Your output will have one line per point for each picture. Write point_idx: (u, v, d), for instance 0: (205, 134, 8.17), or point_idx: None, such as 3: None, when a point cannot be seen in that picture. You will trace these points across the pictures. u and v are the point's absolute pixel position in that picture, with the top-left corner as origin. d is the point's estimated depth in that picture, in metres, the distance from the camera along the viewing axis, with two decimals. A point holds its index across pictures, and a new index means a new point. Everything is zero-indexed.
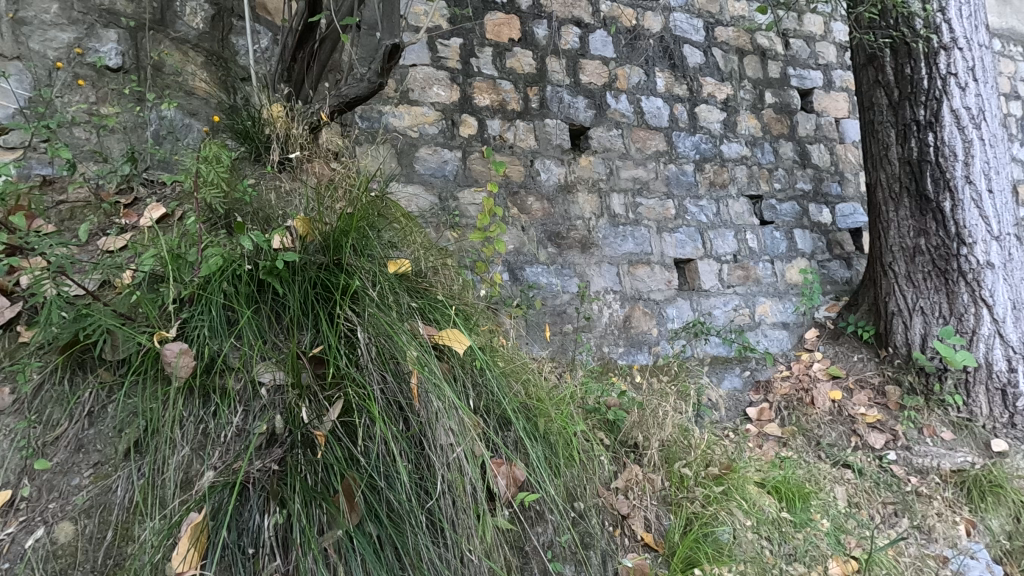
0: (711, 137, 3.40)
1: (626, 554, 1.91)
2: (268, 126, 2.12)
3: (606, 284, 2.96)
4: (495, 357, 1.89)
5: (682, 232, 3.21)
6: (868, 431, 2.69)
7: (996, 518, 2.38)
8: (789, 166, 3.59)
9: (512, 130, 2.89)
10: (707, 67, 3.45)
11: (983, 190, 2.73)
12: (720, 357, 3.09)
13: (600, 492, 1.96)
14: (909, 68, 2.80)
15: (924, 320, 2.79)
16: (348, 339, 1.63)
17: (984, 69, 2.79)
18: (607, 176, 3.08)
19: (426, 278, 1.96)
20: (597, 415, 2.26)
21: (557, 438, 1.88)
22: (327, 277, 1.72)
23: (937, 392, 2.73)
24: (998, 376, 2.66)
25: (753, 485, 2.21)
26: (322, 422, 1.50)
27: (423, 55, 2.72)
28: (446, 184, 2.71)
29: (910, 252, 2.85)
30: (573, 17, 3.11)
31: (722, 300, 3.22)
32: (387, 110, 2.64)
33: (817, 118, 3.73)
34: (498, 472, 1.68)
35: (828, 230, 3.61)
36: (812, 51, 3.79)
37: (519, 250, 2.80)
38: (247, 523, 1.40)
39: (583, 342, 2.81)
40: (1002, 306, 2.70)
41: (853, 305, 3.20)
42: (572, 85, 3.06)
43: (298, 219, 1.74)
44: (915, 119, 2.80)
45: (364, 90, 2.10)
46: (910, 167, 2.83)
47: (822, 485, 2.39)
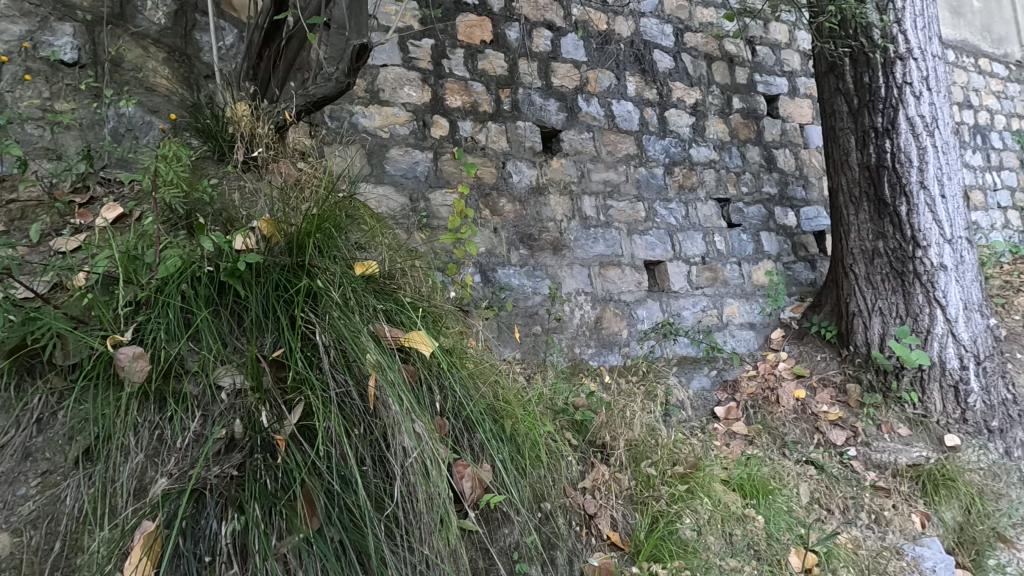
0: (680, 140, 3.46)
1: (592, 554, 1.93)
2: (231, 125, 2.08)
3: (577, 286, 2.98)
4: (462, 359, 1.89)
5: (652, 234, 3.25)
6: (829, 428, 2.78)
7: (948, 511, 2.46)
8: (755, 170, 3.67)
9: (484, 131, 2.89)
10: (677, 72, 3.51)
11: (936, 195, 2.83)
12: (688, 357, 3.14)
13: (566, 492, 1.98)
14: (867, 77, 2.91)
15: (882, 320, 2.89)
16: (311, 342, 1.61)
17: (937, 79, 2.90)
18: (578, 178, 3.10)
19: (395, 280, 1.94)
20: (566, 415, 2.28)
21: (524, 440, 1.88)
22: (290, 278, 1.69)
23: (894, 390, 2.82)
24: (950, 373, 2.76)
25: (718, 483, 2.24)
26: (282, 427, 1.48)
27: (394, 55, 2.71)
28: (417, 185, 2.70)
29: (869, 255, 2.95)
30: (545, 20, 3.13)
31: (691, 300, 3.28)
32: (357, 110, 2.61)
33: (783, 124, 3.83)
34: (463, 475, 1.67)
35: (793, 232, 3.70)
36: (778, 58, 3.89)
37: (490, 252, 2.80)
38: (203, 530, 1.38)
39: (554, 343, 2.83)
40: (955, 307, 2.80)
41: (817, 306, 3.29)
42: (543, 88, 3.07)
43: (262, 219, 1.72)
44: (873, 126, 2.90)
45: (332, 89, 2.09)
46: (869, 172, 2.93)
47: (785, 482, 2.45)
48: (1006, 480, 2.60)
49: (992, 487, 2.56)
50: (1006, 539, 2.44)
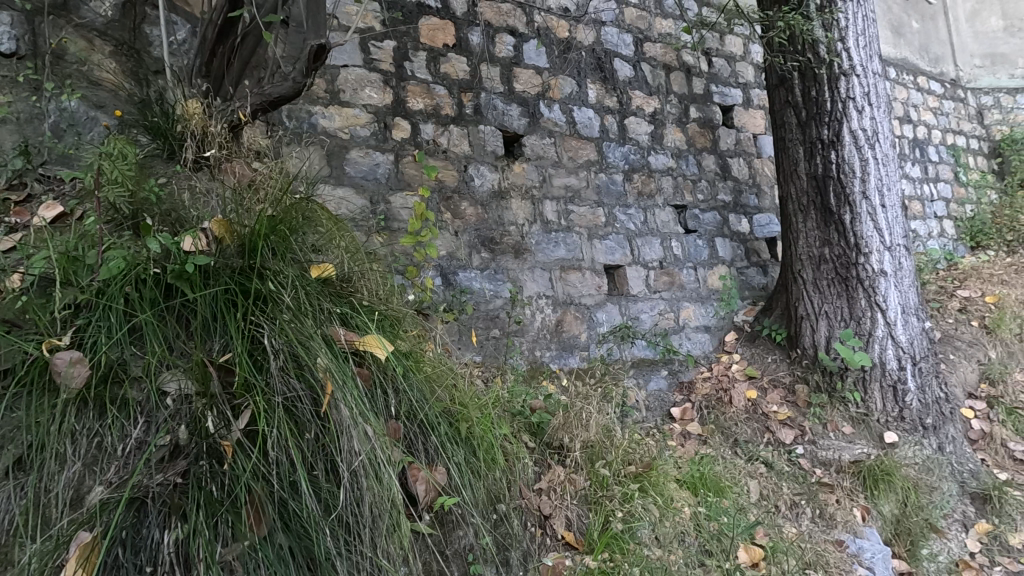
0: (639, 148, 3.54)
1: (546, 554, 1.97)
2: (181, 123, 2.01)
3: (538, 289, 3.02)
4: (420, 363, 1.89)
5: (611, 239, 3.32)
6: (779, 427, 2.89)
7: (887, 504, 2.59)
8: (711, 177, 3.79)
9: (446, 134, 2.89)
10: (637, 81, 3.60)
11: (877, 205, 2.98)
12: (646, 359, 3.22)
13: (522, 494, 2.00)
14: (814, 91, 3.05)
15: (828, 323, 3.03)
16: (261, 346, 1.58)
17: (879, 95, 3.05)
18: (540, 183, 3.14)
19: (352, 283, 1.92)
20: (522, 418, 2.30)
21: (480, 442, 1.89)
22: (241, 281, 1.65)
23: (838, 390, 2.95)
24: (890, 374, 2.90)
25: (671, 483, 2.30)
26: (230, 432, 1.45)
27: (355, 56, 2.69)
28: (378, 187, 2.67)
29: (816, 260, 3.09)
30: (507, 26, 3.16)
31: (649, 304, 3.37)
32: (316, 111, 2.57)
33: (737, 133, 3.97)
34: (416, 479, 1.68)
35: (746, 238, 3.84)
36: (733, 69, 4.04)
37: (451, 255, 2.79)
38: (144, 540, 1.34)
39: (514, 347, 2.85)
40: (894, 310, 2.95)
41: (768, 310, 3.43)
42: (505, 93, 3.10)
43: (215, 219, 1.67)
44: (820, 138, 3.05)
45: (289, 90, 2.07)
46: (816, 182, 3.08)
47: (736, 480, 2.53)
48: (939, 473, 2.75)
49: (926, 481, 2.70)
50: (938, 530, 2.58)
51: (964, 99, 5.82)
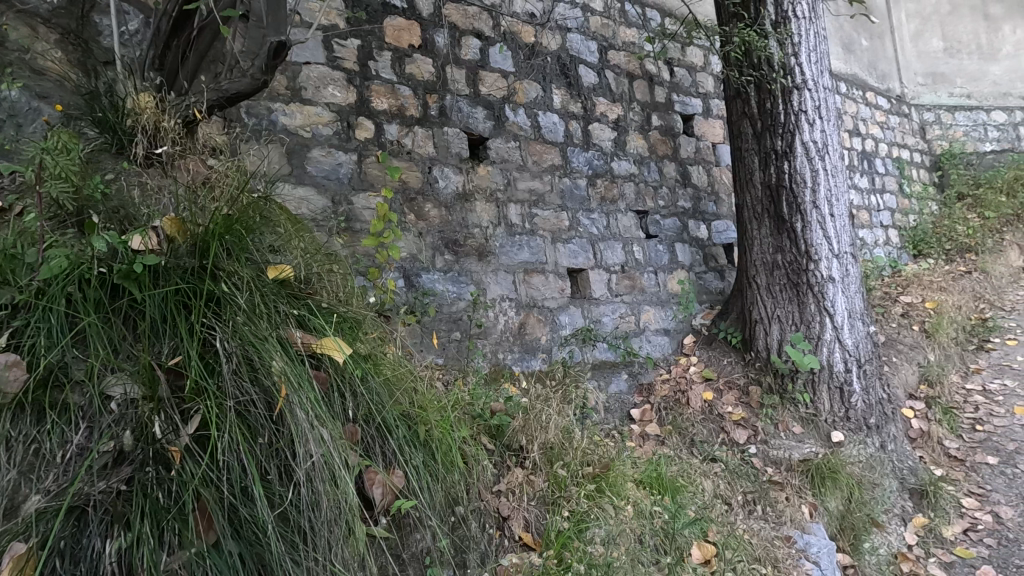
0: (602, 153, 3.60)
1: (504, 555, 1.99)
2: (132, 117, 1.93)
3: (501, 292, 3.03)
4: (379, 365, 1.88)
5: (574, 242, 3.36)
6: (733, 427, 2.99)
7: (833, 501, 2.71)
8: (671, 184, 3.89)
9: (410, 135, 2.88)
10: (601, 88, 3.67)
11: (827, 214, 3.11)
12: (607, 361, 3.28)
13: (481, 496, 2.02)
14: (769, 103, 3.17)
15: (780, 326, 3.15)
16: (213, 349, 1.54)
17: (829, 109, 3.19)
18: (504, 186, 3.15)
19: (311, 285, 1.89)
20: (482, 421, 2.31)
21: (439, 445, 1.89)
22: (193, 281, 1.60)
23: (789, 391, 3.06)
24: (837, 375, 3.02)
25: (628, 483, 2.35)
26: (178, 437, 1.41)
27: (318, 54, 2.65)
28: (340, 187, 2.64)
29: (770, 266, 3.21)
30: (474, 29, 3.17)
31: (610, 307, 3.43)
32: (276, 108, 2.53)
33: (697, 142, 4.08)
34: (373, 483, 1.67)
35: (704, 244, 3.95)
36: (693, 79, 4.15)
37: (413, 257, 2.78)
38: (83, 550, 1.29)
39: (477, 349, 2.86)
40: (841, 315, 3.07)
41: (724, 314, 3.54)
42: (471, 96, 3.11)
43: (167, 219, 1.63)
44: (774, 149, 3.17)
45: (247, 85, 2.01)
46: (770, 191, 3.20)
47: (692, 479, 2.60)
48: (881, 470, 2.88)
49: (869, 478, 2.83)
50: (879, 524, 2.71)
51: (908, 114, 6.13)
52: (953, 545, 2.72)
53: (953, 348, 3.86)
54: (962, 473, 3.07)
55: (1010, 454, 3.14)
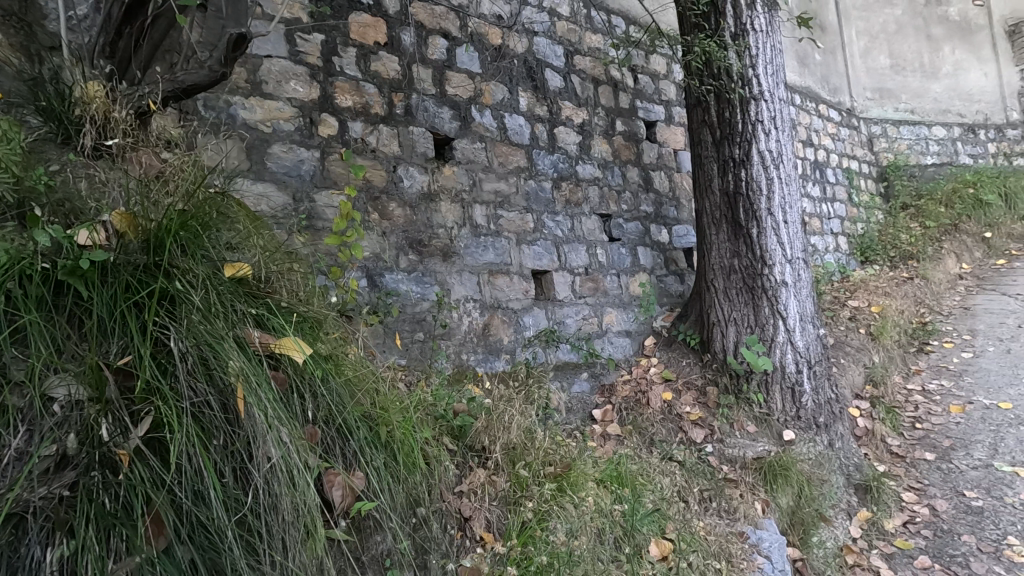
0: (567, 157, 3.65)
1: (465, 555, 2.00)
2: (79, 106, 1.83)
3: (465, 293, 3.03)
4: (340, 366, 1.86)
5: (539, 244, 3.39)
6: (691, 427, 3.07)
7: (784, 497, 2.81)
8: (634, 189, 3.97)
9: (375, 134, 2.84)
10: (566, 92, 3.71)
11: (781, 221, 3.23)
12: (570, 362, 3.33)
13: (443, 497, 2.01)
14: (727, 112, 3.27)
15: (736, 329, 3.26)
16: (166, 349, 1.49)
17: (784, 120, 3.31)
18: (470, 187, 3.15)
19: (270, 283, 1.84)
20: (445, 422, 2.30)
21: (401, 446, 1.88)
22: (145, 278, 1.54)
23: (744, 392, 3.16)
24: (789, 376, 3.13)
25: (588, 481, 2.39)
26: (127, 440, 1.36)
27: (280, 48, 2.59)
28: (302, 184, 2.59)
29: (727, 270, 3.31)
30: (440, 28, 3.16)
31: (574, 309, 3.47)
32: (235, 101, 2.46)
33: (659, 148, 4.17)
34: (333, 484, 1.64)
35: (665, 248, 4.04)
36: (656, 87, 4.25)
37: (377, 256, 2.75)
38: (23, 558, 1.24)
39: (440, 350, 2.85)
40: (793, 318, 3.19)
41: (683, 316, 3.63)
42: (437, 95, 3.09)
43: (116, 213, 1.55)
44: (732, 157, 3.27)
45: (204, 77, 1.97)
46: (728, 197, 3.30)
47: (652, 478, 2.66)
48: (829, 467, 3.00)
49: (818, 474, 2.94)
50: (826, 518, 2.83)
51: (858, 127, 6.41)
52: (893, 537, 2.87)
53: (895, 350, 4.07)
54: (903, 469, 3.24)
55: (946, 450, 3.32)
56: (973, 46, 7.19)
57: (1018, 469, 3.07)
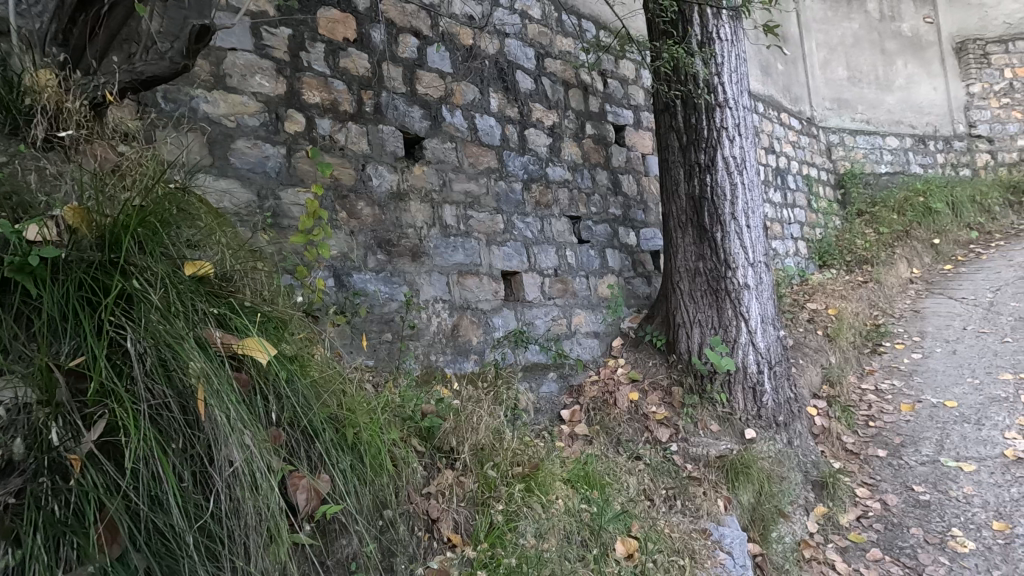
0: (538, 159, 3.66)
1: (432, 557, 1.99)
2: (29, 95, 1.75)
3: (434, 293, 3.01)
4: (306, 367, 1.83)
5: (509, 246, 3.40)
6: (657, 426, 3.13)
7: (745, 494, 2.88)
8: (603, 192, 4.01)
9: (344, 131, 2.80)
10: (537, 94, 3.73)
11: (743, 225, 3.32)
12: (538, 363, 3.35)
13: (410, 499, 2.00)
14: (694, 118, 3.35)
15: (700, 330, 3.33)
16: (123, 349, 1.43)
17: (747, 127, 3.41)
18: (440, 187, 3.13)
19: (233, 282, 1.79)
20: (412, 423, 2.28)
21: (367, 448, 1.85)
22: (100, 276, 1.48)
23: (708, 391, 3.24)
24: (750, 376, 3.22)
25: (555, 481, 2.40)
26: (78, 444, 1.30)
27: (245, 41, 2.53)
28: (267, 181, 2.53)
29: (692, 273, 3.39)
30: (411, 27, 3.14)
31: (543, 310, 3.49)
32: (198, 94, 2.39)
33: (628, 152, 4.24)
34: (297, 488, 1.61)
35: (633, 250, 4.10)
36: (626, 92, 4.31)
37: (345, 255, 2.71)
38: None
39: (408, 351, 2.82)
40: (755, 320, 3.28)
41: (650, 318, 3.70)
42: (407, 94, 3.07)
43: (68, 207, 1.49)
44: (698, 162, 3.35)
45: (165, 69, 1.90)
46: (693, 201, 3.38)
47: (618, 477, 2.70)
48: (789, 465, 3.09)
49: (778, 472, 3.03)
50: (785, 514, 2.92)
51: (818, 135, 6.64)
52: (848, 531, 2.98)
53: (851, 351, 4.23)
54: (857, 465, 3.37)
55: (896, 447, 3.47)
56: (924, 61, 7.54)
57: (961, 463, 3.24)
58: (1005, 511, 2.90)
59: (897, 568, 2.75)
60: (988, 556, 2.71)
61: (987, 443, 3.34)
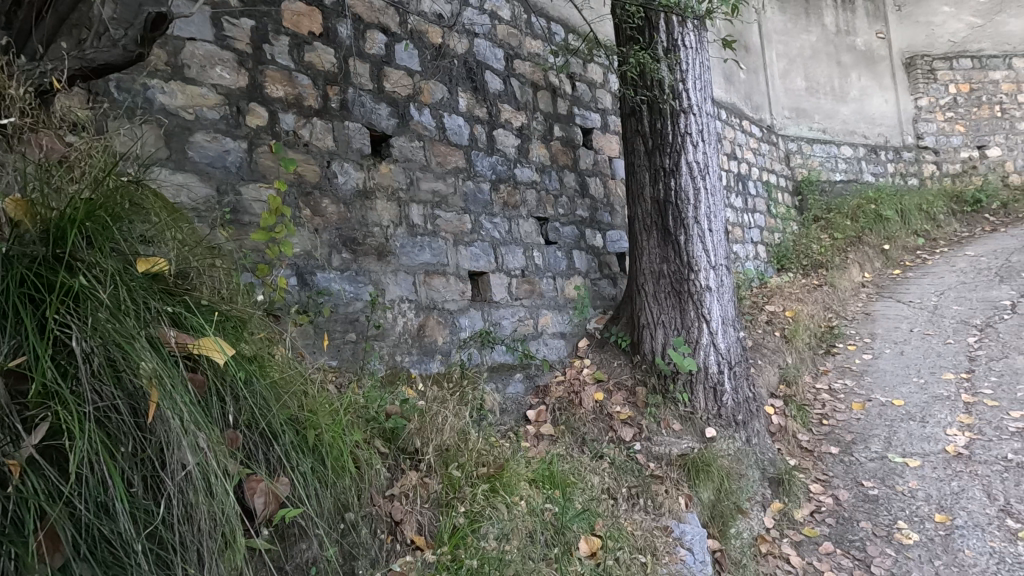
0: (506, 160, 3.67)
1: (395, 559, 1.97)
2: None
3: (400, 293, 2.98)
4: (266, 367, 1.78)
5: (476, 246, 3.39)
6: (621, 426, 3.17)
7: (705, 491, 2.95)
8: (571, 194, 4.05)
9: (309, 127, 2.74)
10: (506, 95, 3.74)
11: (706, 229, 3.40)
12: (505, 364, 3.35)
13: (373, 501, 1.98)
14: (659, 123, 3.41)
15: (664, 331, 3.40)
16: (68, 348, 1.37)
17: (710, 133, 3.49)
18: (407, 186, 3.10)
19: (189, 280, 1.73)
20: (376, 424, 2.25)
21: (329, 450, 1.82)
22: (43, 272, 1.41)
23: (670, 391, 3.30)
24: (712, 376, 3.29)
25: (520, 481, 2.41)
26: (18, 449, 1.23)
27: (204, 31, 2.45)
28: (227, 176, 2.45)
29: (657, 275, 3.45)
30: (379, 23, 3.10)
31: (510, 311, 3.50)
32: (154, 84, 2.30)
33: (595, 155, 4.29)
34: (255, 492, 1.57)
35: (600, 252, 4.15)
36: (593, 95, 4.37)
37: (308, 254, 2.65)
38: None
39: (373, 351, 2.79)
40: (717, 321, 3.35)
41: (615, 319, 3.75)
42: (374, 91, 3.03)
43: (10, 199, 1.42)
44: (663, 166, 3.41)
45: (117, 57, 1.81)
46: (658, 205, 3.44)
47: (583, 476, 2.72)
48: (747, 462, 3.18)
49: (737, 469, 3.11)
50: (743, 511, 3.00)
51: (777, 143, 6.85)
52: (802, 525, 3.09)
53: (806, 352, 4.39)
54: (812, 462, 3.50)
55: (848, 444, 3.61)
56: (876, 75, 7.88)
57: (907, 459, 3.40)
58: (946, 504, 3.05)
59: (847, 561, 2.87)
60: (930, 547, 2.84)
61: (931, 440, 3.51)
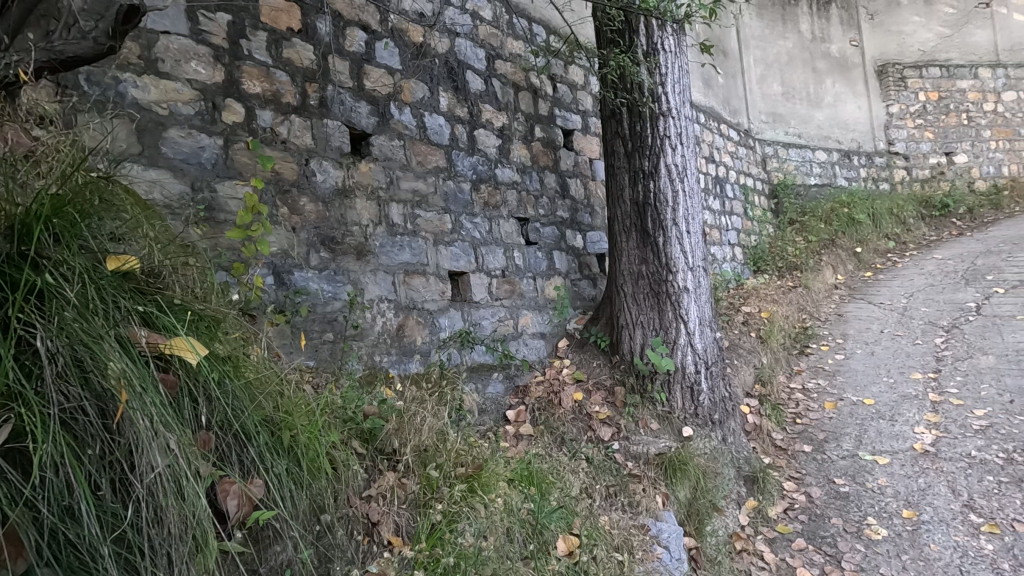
0: (487, 160, 3.67)
1: (371, 561, 1.96)
2: None
3: (379, 293, 2.96)
4: (240, 368, 1.76)
5: (457, 246, 3.39)
6: (599, 426, 3.20)
7: (682, 489, 2.99)
8: (551, 195, 4.06)
9: (287, 124, 2.71)
10: (487, 95, 3.74)
11: (684, 230, 3.44)
12: (484, 364, 3.35)
13: (349, 502, 1.96)
14: (639, 126, 3.45)
15: (642, 331, 3.43)
16: (32, 348, 1.33)
17: (689, 136, 3.53)
18: (386, 185, 3.08)
19: (160, 279, 1.70)
20: (354, 425, 2.23)
21: (305, 451, 1.81)
22: (7, 269, 1.36)
23: (648, 391, 3.34)
24: (689, 376, 3.33)
25: (499, 481, 2.41)
26: None
27: (179, 24, 2.40)
28: (202, 173, 2.41)
29: (636, 276, 3.49)
30: (359, 20, 3.08)
31: (490, 311, 3.50)
32: (126, 78, 2.25)
33: (576, 156, 4.31)
34: (227, 494, 1.55)
35: (579, 253, 4.18)
36: (574, 97, 4.39)
37: (285, 252, 2.62)
38: None
39: (351, 351, 2.76)
40: (694, 322, 3.40)
41: (595, 319, 3.78)
42: (354, 89, 3.00)
43: None
44: (642, 168, 3.45)
45: (88, 49, 1.76)
46: (637, 207, 3.48)
47: (561, 476, 2.73)
48: (723, 461, 3.23)
49: (713, 467, 3.15)
50: (718, 509, 3.04)
51: (754, 147, 6.97)
52: (775, 523, 3.15)
53: (780, 352, 4.47)
54: (785, 460, 3.57)
55: (820, 443, 3.70)
56: (849, 82, 8.07)
57: (876, 457, 3.49)
58: (914, 500, 3.13)
59: (819, 556, 2.93)
60: (897, 542, 2.92)
61: (900, 437, 3.60)
